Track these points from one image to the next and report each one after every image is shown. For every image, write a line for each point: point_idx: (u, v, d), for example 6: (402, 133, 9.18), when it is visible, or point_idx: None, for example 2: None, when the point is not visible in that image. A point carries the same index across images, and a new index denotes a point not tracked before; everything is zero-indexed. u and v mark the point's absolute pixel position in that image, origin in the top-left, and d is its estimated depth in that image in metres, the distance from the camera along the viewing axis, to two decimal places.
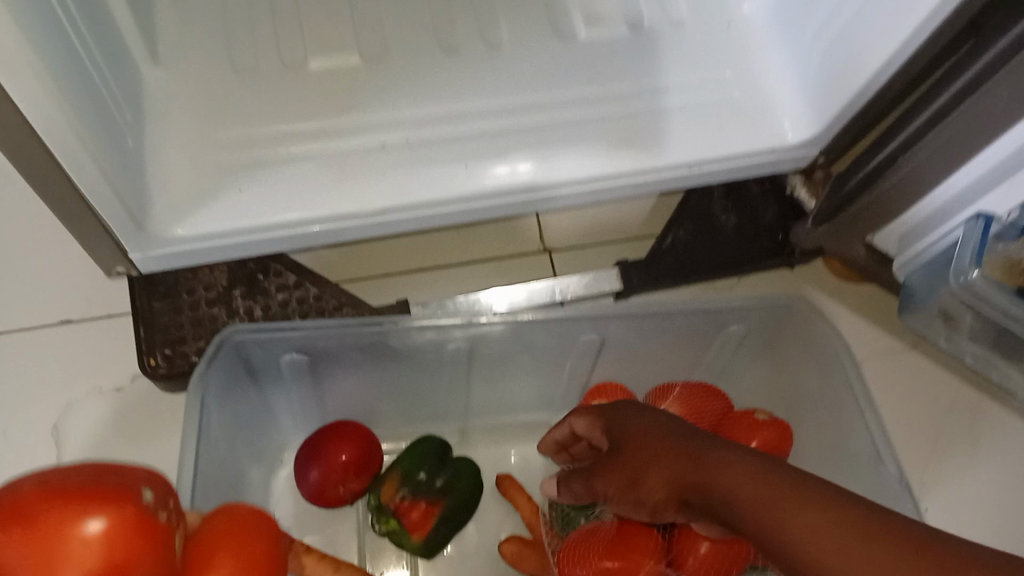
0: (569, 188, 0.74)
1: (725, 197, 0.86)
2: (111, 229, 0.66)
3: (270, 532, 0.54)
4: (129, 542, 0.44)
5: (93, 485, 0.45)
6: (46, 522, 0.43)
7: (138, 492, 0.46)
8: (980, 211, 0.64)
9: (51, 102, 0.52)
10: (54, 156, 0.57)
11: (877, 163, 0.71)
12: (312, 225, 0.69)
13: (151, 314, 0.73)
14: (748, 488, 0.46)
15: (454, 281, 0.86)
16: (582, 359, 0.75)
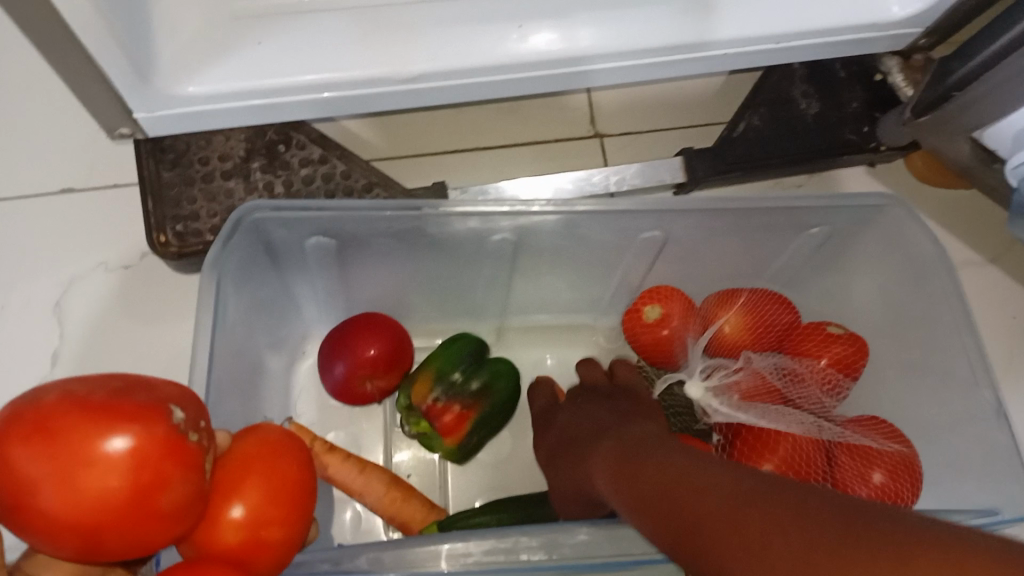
0: (634, 60, 0.64)
1: (807, 80, 0.75)
2: (111, 80, 0.57)
3: (299, 459, 0.51)
4: (161, 464, 0.40)
5: (122, 399, 0.40)
6: (70, 435, 0.38)
7: (170, 409, 0.42)
8: None
9: None
10: None
11: (998, 48, 0.61)
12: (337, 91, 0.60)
13: (159, 184, 0.65)
14: (657, 480, 0.41)
15: (494, 165, 0.77)
16: (638, 258, 0.67)
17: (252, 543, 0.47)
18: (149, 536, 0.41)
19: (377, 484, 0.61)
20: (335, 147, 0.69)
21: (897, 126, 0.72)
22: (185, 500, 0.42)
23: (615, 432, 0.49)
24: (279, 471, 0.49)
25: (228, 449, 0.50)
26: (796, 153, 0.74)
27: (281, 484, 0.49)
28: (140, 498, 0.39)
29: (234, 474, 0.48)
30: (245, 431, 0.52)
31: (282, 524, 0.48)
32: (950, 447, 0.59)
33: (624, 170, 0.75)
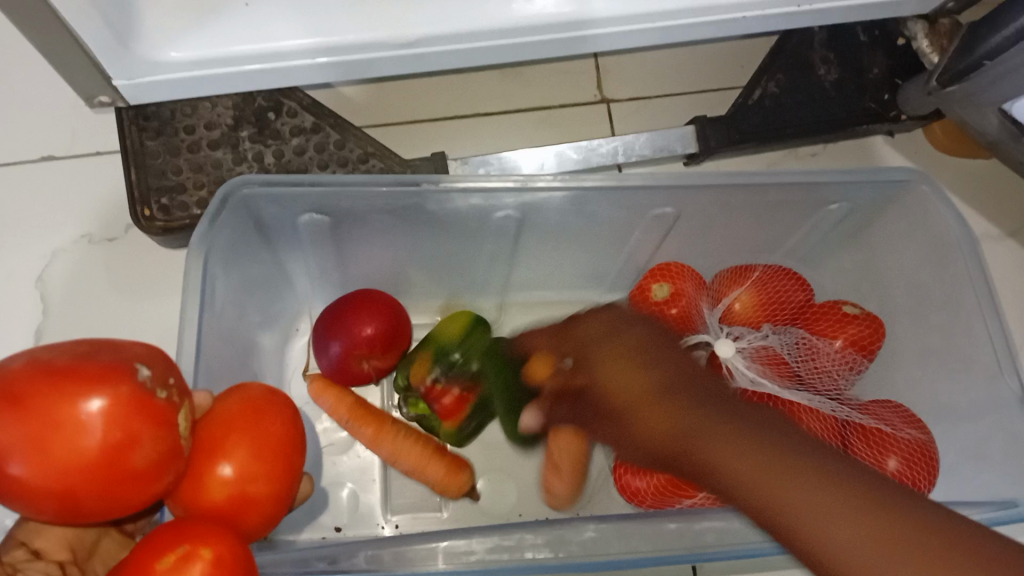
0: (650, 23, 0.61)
1: (827, 44, 0.71)
2: (85, 46, 0.53)
3: (284, 413, 0.50)
4: (130, 423, 0.40)
5: (85, 360, 0.40)
6: (35, 400, 0.38)
7: (136, 368, 0.41)
8: None
9: None
10: None
11: None
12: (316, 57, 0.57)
13: (143, 153, 0.62)
14: (691, 425, 0.44)
15: (496, 132, 0.73)
16: (648, 235, 0.64)
17: (238, 500, 0.47)
18: (127, 494, 0.41)
19: (405, 442, 0.61)
20: (328, 115, 0.65)
21: (919, 94, 0.69)
22: (159, 458, 0.42)
23: (611, 346, 0.50)
24: (264, 426, 0.49)
25: (209, 409, 0.49)
26: (814, 120, 0.70)
27: (267, 438, 0.48)
28: (110, 456, 0.39)
29: (216, 432, 0.47)
30: (228, 390, 0.51)
31: (269, 479, 0.48)
32: (967, 434, 0.57)
33: (633, 139, 0.71)
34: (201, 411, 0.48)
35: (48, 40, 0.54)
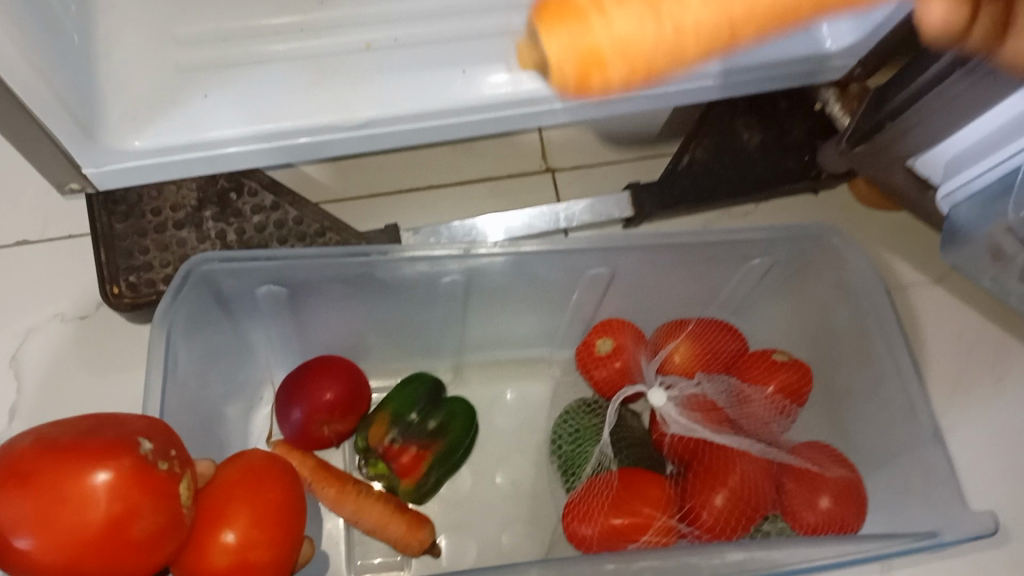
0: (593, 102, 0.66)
1: (749, 111, 0.76)
2: (47, 128, 0.56)
3: (282, 480, 0.54)
4: (130, 494, 0.43)
5: (90, 437, 0.44)
6: (41, 476, 0.42)
7: (137, 442, 0.45)
8: None
9: None
10: None
11: (924, 82, 0.62)
12: (302, 137, 0.61)
13: (112, 236, 0.66)
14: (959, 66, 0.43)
15: (447, 203, 0.78)
16: (589, 292, 0.69)
17: (240, 566, 0.49)
18: (131, 564, 0.44)
19: (368, 502, 0.62)
20: (286, 193, 0.70)
21: (835, 154, 0.74)
22: (159, 527, 0.45)
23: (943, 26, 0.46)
24: (263, 494, 0.52)
25: (211, 479, 0.53)
26: (738, 187, 0.76)
27: (266, 505, 0.51)
28: (112, 526, 0.43)
29: (219, 501, 0.51)
30: (228, 461, 0.54)
31: (269, 546, 0.50)
32: (894, 471, 0.61)
33: (574, 205, 0.76)
34: (204, 480, 0.52)
35: (25, 138, 0.59)
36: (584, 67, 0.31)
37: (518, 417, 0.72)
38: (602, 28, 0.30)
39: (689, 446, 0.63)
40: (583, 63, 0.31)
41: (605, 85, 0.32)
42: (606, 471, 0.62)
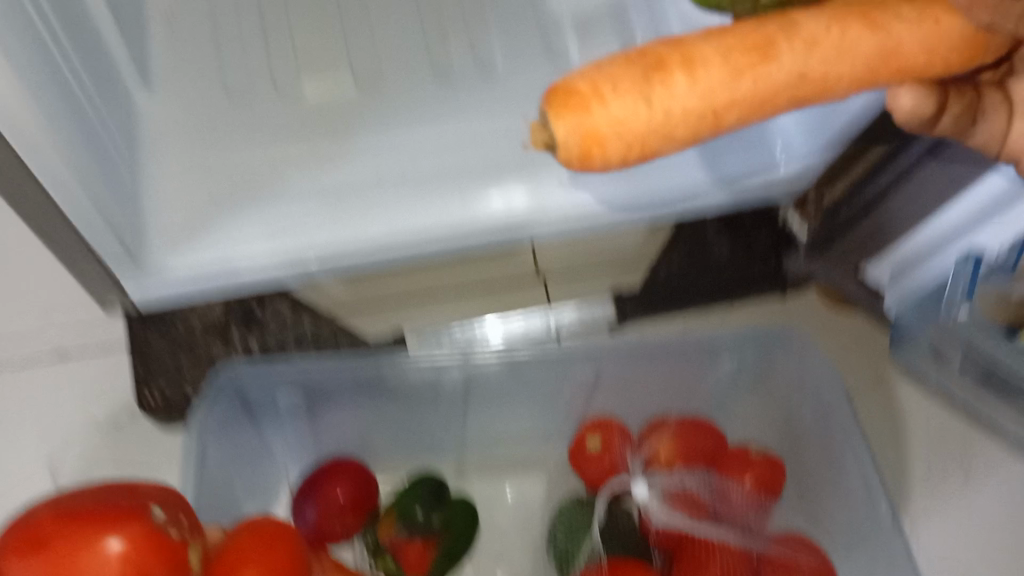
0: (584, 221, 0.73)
1: (721, 226, 0.84)
2: (110, 266, 0.65)
3: (288, 543, 0.58)
4: (140, 558, 0.48)
5: (102, 504, 0.49)
6: (56, 542, 0.47)
7: (148, 509, 0.50)
8: (972, 246, 0.68)
9: (60, 163, 0.53)
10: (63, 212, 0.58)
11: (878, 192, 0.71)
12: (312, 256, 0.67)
13: (148, 351, 0.75)
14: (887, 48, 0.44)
15: (448, 310, 0.85)
16: (579, 392, 0.76)
17: None
18: None
19: None
20: (305, 307, 0.79)
21: (800, 262, 0.84)
22: None
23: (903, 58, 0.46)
24: (271, 555, 0.56)
25: (223, 543, 0.58)
26: (709, 289, 0.85)
27: (276, 564, 0.56)
28: None
29: (232, 561, 0.56)
30: (240, 526, 0.60)
31: None
32: (865, 559, 0.66)
33: (563, 311, 0.85)
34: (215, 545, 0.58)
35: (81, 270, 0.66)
36: (587, 144, 0.44)
37: (517, 511, 0.77)
38: (601, 113, 0.43)
39: (676, 539, 0.67)
40: (586, 139, 0.44)
41: (607, 159, 0.46)
42: (597, 559, 0.67)
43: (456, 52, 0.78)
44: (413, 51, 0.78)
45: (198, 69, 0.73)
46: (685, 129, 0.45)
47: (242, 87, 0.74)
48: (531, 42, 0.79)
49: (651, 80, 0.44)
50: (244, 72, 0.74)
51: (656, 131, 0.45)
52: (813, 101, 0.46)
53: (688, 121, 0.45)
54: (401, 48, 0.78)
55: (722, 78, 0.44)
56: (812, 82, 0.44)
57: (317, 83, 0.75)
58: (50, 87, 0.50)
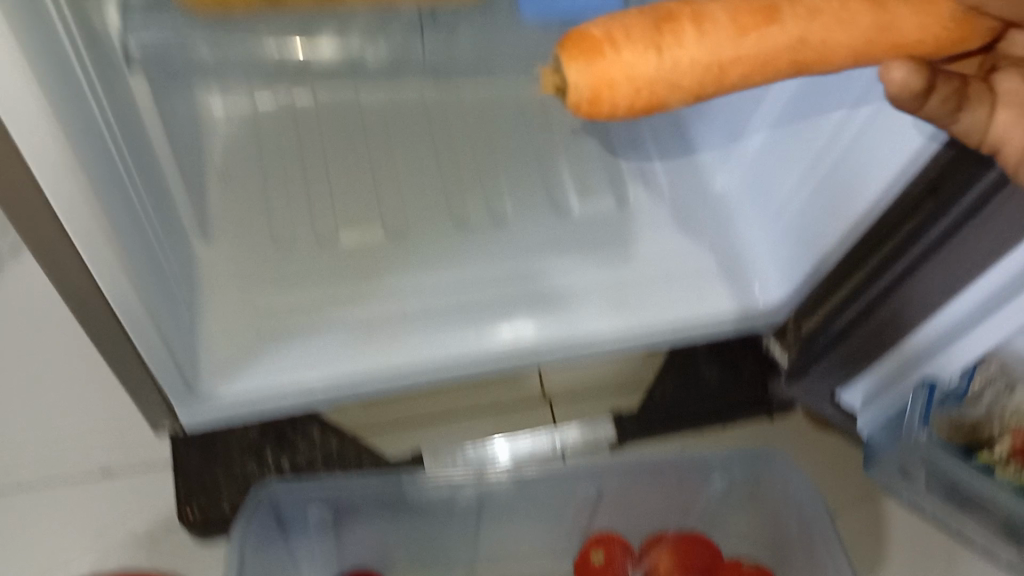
0: (590, 346, 0.83)
1: (709, 352, 0.94)
2: (162, 391, 0.74)
3: None
4: None
5: None
6: None
7: None
8: (924, 377, 0.77)
9: (141, 309, 0.61)
10: (136, 348, 0.66)
11: (840, 326, 0.78)
12: (314, 386, 0.77)
13: (190, 467, 0.83)
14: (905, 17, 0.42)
15: (459, 433, 0.91)
16: (583, 509, 0.82)
17: None
18: None
19: None
20: (333, 428, 0.87)
21: (780, 389, 0.91)
22: None
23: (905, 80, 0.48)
24: None
25: None
26: (704, 413, 0.92)
27: None
28: None
29: None
30: None
31: None
32: None
33: (567, 431, 0.92)
34: None
35: (139, 395, 0.74)
36: (595, 89, 0.43)
37: None
38: (614, 57, 0.42)
39: None
40: (598, 83, 0.43)
41: (614, 106, 0.44)
42: None
43: (472, 201, 0.89)
44: (434, 200, 0.89)
45: (249, 217, 0.84)
46: (692, 81, 0.44)
47: (285, 233, 0.84)
48: (538, 194, 0.90)
49: (662, 29, 0.43)
50: (286, 218, 0.85)
51: (665, 80, 0.43)
52: (813, 73, 0.45)
53: (695, 71, 0.43)
54: (424, 198, 0.89)
55: (729, 36, 0.43)
56: (811, 49, 0.43)
57: (353, 235, 0.85)
58: (140, 246, 0.60)
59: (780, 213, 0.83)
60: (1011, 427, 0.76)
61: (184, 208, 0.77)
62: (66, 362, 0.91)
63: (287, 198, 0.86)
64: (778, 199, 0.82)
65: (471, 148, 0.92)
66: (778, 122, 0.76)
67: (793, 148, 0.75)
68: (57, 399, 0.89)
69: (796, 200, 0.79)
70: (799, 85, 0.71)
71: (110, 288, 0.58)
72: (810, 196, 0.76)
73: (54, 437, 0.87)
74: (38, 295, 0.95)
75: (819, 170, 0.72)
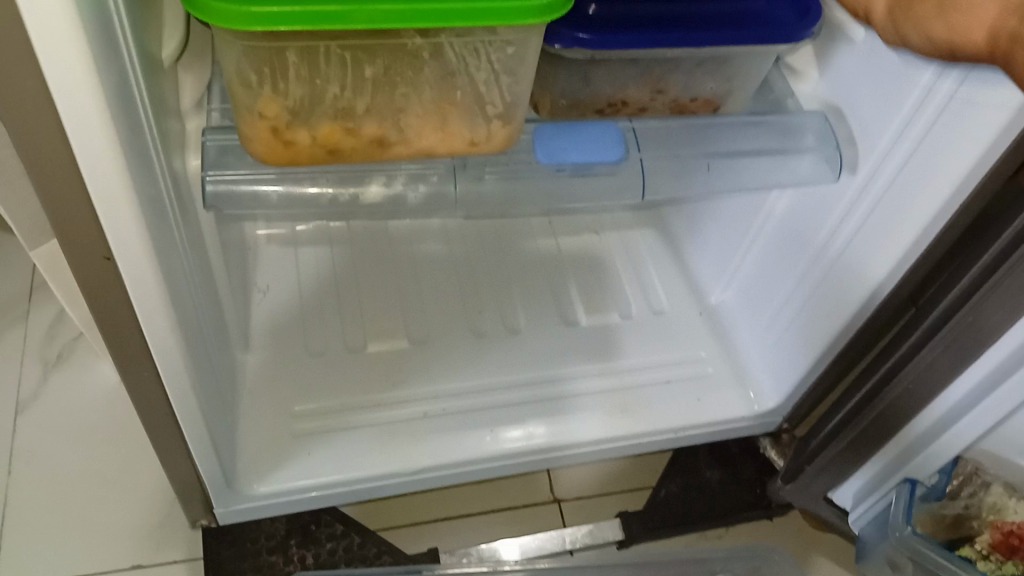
0: (600, 444, 0.90)
1: (709, 455, 1.01)
2: (205, 487, 0.80)
3: None
4: None
5: None
6: None
7: None
8: (906, 477, 0.82)
9: (197, 407, 0.68)
10: (185, 441, 0.73)
11: (833, 426, 0.85)
12: (310, 492, 0.83)
13: (219, 559, 0.88)
14: None
15: (472, 531, 0.95)
16: None
17: None
18: None
19: None
20: (354, 523, 0.92)
21: (777, 490, 0.97)
22: None
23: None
24: None
25: None
26: (707, 513, 0.97)
27: None
28: None
29: None
30: None
31: None
32: None
33: (576, 529, 0.96)
34: None
35: (179, 487, 0.80)
36: None
37: None
38: None
39: None
40: None
41: None
42: None
43: (488, 313, 0.98)
44: (454, 312, 0.97)
45: (285, 326, 0.92)
46: None
47: (318, 343, 0.92)
48: (549, 305, 0.99)
49: None
50: (319, 328, 0.93)
51: None
52: None
53: None
54: (445, 309, 0.97)
55: None
56: None
57: (379, 345, 0.93)
58: (198, 350, 0.67)
59: (770, 326, 0.90)
60: (989, 522, 0.77)
61: (233, 319, 0.85)
62: (105, 461, 0.97)
63: (320, 311, 0.95)
64: (765, 311, 0.91)
65: (487, 268, 1.02)
66: (770, 240, 0.86)
67: (785, 262, 0.84)
68: (94, 496, 0.94)
69: (785, 311, 0.87)
70: (794, 199, 0.81)
71: (174, 389, 0.65)
72: (798, 306, 0.85)
73: (89, 532, 0.92)
74: (86, 397, 1.02)
75: (811, 275, 0.81)
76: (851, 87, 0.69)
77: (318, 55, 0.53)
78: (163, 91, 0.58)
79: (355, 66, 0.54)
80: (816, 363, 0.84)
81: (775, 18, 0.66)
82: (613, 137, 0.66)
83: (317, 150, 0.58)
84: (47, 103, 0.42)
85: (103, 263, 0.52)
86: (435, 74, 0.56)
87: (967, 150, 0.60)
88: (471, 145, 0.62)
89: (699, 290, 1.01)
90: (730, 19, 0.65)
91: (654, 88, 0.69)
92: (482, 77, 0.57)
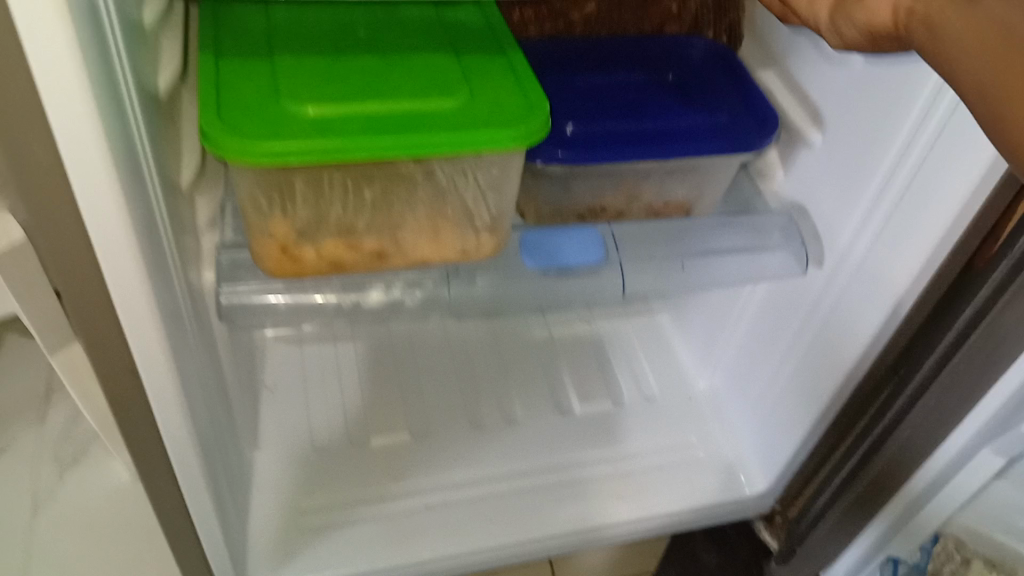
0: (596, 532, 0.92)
1: (706, 538, 1.03)
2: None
3: None
4: None
5: None
6: None
7: None
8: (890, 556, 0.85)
9: (210, 505, 0.72)
10: (199, 542, 0.76)
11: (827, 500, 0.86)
12: None
13: None
14: None
15: None
16: None
17: None
18: None
19: None
20: None
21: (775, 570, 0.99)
22: None
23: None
24: None
25: None
26: None
27: None
28: None
29: None
30: None
31: None
32: None
33: None
34: None
35: None
36: None
37: None
38: None
39: None
40: None
41: None
42: None
43: (487, 403, 1.02)
44: (453, 405, 1.01)
45: (292, 424, 0.96)
46: None
47: (322, 439, 0.95)
48: (543, 395, 1.03)
49: None
50: (325, 424, 0.97)
51: None
52: None
53: None
54: (445, 402, 1.02)
55: None
56: None
57: (382, 439, 0.97)
58: (212, 452, 0.71)
59: (755, 410, 0.94)
60: None
61: (242, 417, 0.89)
62: None
63: (326, 407, 0.99)
64: (750, 395, 0.95)
65: (485, 360, 1.07)
66: (750, 328, 0.91)
67: (765, 349, 0.89)
68: None
69: (767, 395, 0.91)
70: (768, 291, 0.87)
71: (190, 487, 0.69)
72: (778, 391, 0.89)
73: None
74: None
75: (787, 362, 0.86)
76: (814, 185, 0.76)
77: (323, 183, 0.59)
78: (183, 213, 0.63)
79: (356, 190, 0.60)
80: (802, 447, 0.88)
81: (736, 129, 0.72)
82: (593, 242, 0.73)
83: (321, 265, 0.64)
84: (86, 238, 0.47)
85: (130, 375, 0.57)
86: (428, 192, 0.63)
87: (920, 241, 0.65)
88: (462, 254, 0.67)
89: (688, 377, 1.06)
90: (695, 132, 0.72)
91: (629, 194, 0.76)
92: (471, 195, 0.64)
